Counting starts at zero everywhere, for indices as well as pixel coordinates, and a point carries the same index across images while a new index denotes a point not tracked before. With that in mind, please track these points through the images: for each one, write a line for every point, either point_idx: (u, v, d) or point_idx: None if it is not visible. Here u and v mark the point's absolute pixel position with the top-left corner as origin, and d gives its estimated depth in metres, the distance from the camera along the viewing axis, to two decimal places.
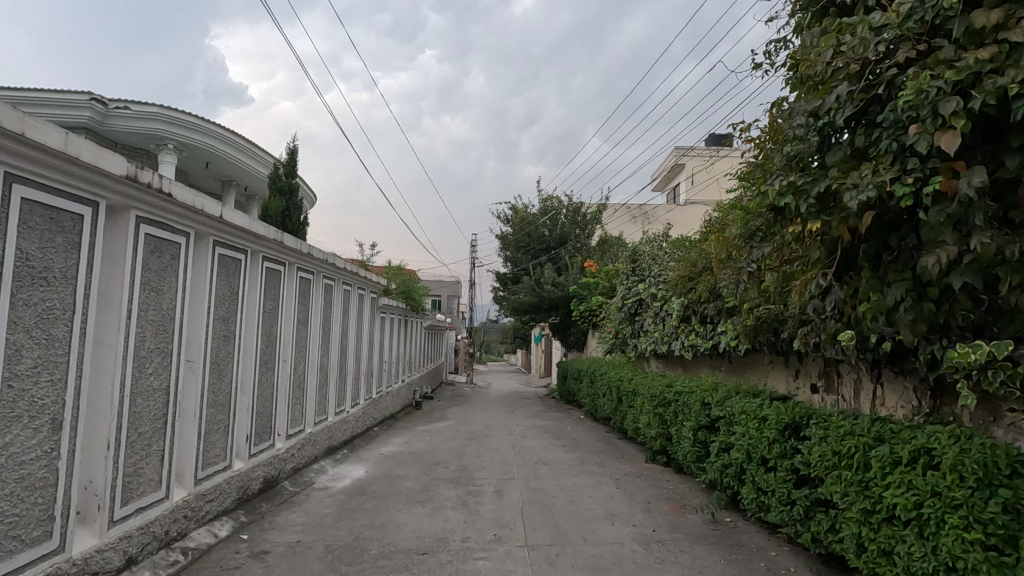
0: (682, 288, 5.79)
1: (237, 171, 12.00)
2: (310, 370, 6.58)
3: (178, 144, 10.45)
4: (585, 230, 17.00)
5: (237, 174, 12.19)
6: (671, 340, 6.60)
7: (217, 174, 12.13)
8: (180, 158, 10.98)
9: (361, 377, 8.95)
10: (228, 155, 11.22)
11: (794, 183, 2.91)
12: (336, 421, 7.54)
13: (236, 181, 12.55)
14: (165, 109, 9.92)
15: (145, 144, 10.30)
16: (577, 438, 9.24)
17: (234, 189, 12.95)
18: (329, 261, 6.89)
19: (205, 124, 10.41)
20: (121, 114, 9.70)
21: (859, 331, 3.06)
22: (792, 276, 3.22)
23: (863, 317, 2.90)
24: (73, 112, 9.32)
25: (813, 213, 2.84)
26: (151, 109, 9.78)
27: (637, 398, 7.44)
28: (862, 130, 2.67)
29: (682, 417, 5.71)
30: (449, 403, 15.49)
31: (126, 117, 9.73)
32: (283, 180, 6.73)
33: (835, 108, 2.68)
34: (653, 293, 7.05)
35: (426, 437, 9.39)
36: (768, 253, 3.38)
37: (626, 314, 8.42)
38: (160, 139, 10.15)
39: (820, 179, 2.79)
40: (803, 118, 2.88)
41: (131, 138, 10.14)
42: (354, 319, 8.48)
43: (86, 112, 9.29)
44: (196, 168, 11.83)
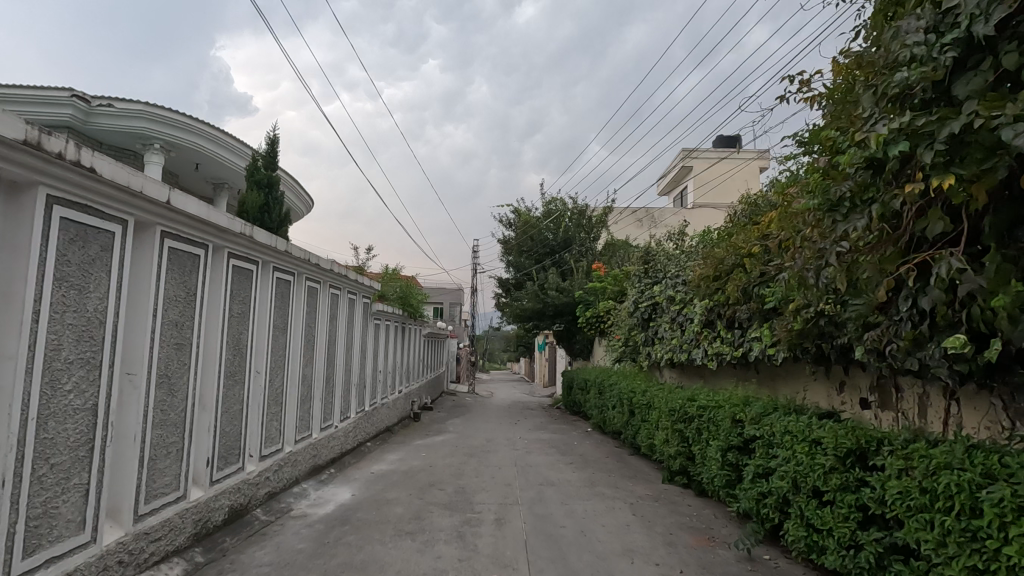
0: (706, 288, 5.13)
1: (230, 173, 11.42)
2: (291, 381, 5.93)
3: (166, 144, 9.88)
4: (590, 234, 16.37)
5: (230, 176, 11.61)
6: (691, 348, 5.96)
7: (209, 176, 11.56)
8: (169, 158, 10.41)
9: (352, 389, 8.29)
10: (219, 157, 10.63)
11: (907, 125, 2.31)
12: (322, 437, 6.87)
13: (228, 183, 11.97)
14: (151, 106, 9.34)
15: (131, 143, 9.73)
16: (586, 455, 8.54)
17: (227, 192, 12.37)
18: (314, 262, 6.21)
19: (195, 125, 9.82)
20: (104, 112, 9.14)
21: (977, 329, 2.42)
22: (885, 263, 2.55)
23: (994, 317, 2.28)
24: (53, 109, 8.76)
25: (940, 167, 2.25)
26: (138, 108, 9.21)
27: (653, 412, 6.80)
28: (1013, 45, 2.13)
29: (709, 435, 5.02)
30: (449, 414, 14.78)
31: (110, 115, 9.17)
32: (262, 173, 6.13)
33: (977, 14, 2.14)
34: (671, 295, 6.41)
35: (422, 453, 8.71)
36: (851, 234, 2.68)
37: (638, 320, 7.77)
38: (147, 140, 9.59)
39: (950, 119, 2.19)
40: (917, 34, 2.36)
41: (117, 138, 9.57)
42: (345, 326, 7.84)
43: (67, 109, 8.74)
44: (186, 169, 11.26)
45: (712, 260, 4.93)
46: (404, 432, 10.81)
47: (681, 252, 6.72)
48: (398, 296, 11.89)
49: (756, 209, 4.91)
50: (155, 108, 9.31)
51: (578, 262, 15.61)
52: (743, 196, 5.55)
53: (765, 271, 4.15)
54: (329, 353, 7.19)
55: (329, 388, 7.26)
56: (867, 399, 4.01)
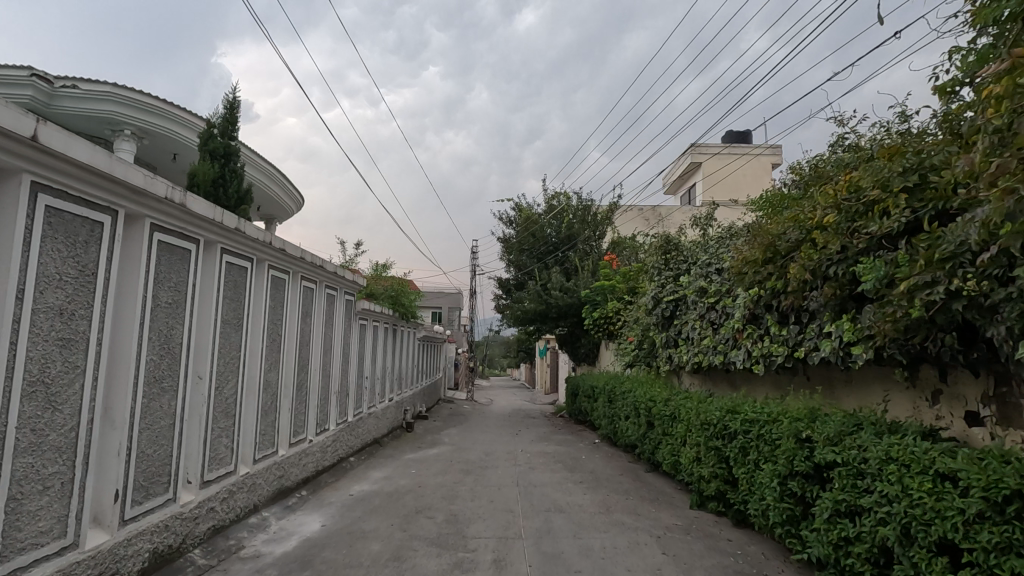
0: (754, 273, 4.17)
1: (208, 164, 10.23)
2: (251, 390, 4.93)
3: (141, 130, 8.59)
4: (596, 231, 15.35)
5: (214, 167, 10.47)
6: (730, 349, 4.98)
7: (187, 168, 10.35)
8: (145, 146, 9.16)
9: (331, 397, 7.28)
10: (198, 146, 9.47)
11: None
12: (292, 455, 5.86)
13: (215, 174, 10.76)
14: (122, 88, 7.99)
15: (103, 129, 8.47)
16: (598, 473, 7.52)
17: None
18: (282, 248, 5.24)
19: (180, 114, 8.55)
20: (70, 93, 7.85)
21: None
22: None
23: None
24: (13, 89, 7.52)
25: None
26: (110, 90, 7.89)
27: (678, 425, 5.81)
28: None
29: (759, 457, 4.04)
30: (445, 423, 13.74)
31: (77, 97, 7.88)
32: (217, 141, 5.16)
33: None
34: (704, 287, 5.44)
35: (412, 470, 7.68)
36: None
37: (659, 319, 6.77)
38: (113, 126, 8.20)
39: None
40: None
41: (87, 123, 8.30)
42: (323, 326, 6.85)
43: (26, 91, 7.49)
44: (167, 158, 10.03)
45: (763, 239, 3.97)
46: (394, 444, 9.77)
47: (713, 239, 5.78)
48: (389, 295, 10.87)
49: (822, 173, 3.94)
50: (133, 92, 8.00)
51: (583, 261, 14.59)
52: (795, 165, 4.58)
53: (847, 246, 3.17)
54: (302, 356, 6.19)
55: (302, 396, 6.26)
56: (977, 414, 3.01)
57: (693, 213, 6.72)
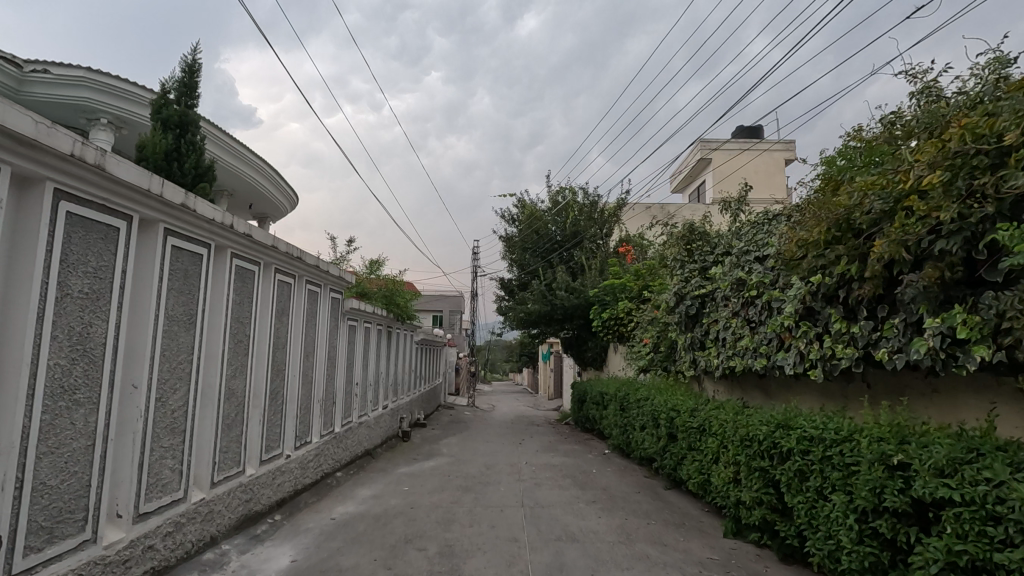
0: (818, 256, 3.43)
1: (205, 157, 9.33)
2: (208, 401, 4.18)
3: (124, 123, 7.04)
4: (604, 228, 14.60)
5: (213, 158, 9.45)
6: (776, 351, 4.20)
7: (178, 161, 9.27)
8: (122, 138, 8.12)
9: (314, 407, 6.51)
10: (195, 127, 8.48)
11: None
12: (264, 474, 5.08)
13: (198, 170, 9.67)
14: (102, 73, 6.43)
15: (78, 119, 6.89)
16: (612, 490, 6.74)
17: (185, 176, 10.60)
18: (250, 233, 4.50)
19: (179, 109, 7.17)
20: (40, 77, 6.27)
21: None
22: None
23: None
24: None
25: None
26: (103, 81, 6.47)
27: (709, 439, 5.02)
28: None
29: (824, 484, 3.27)
30: (444, 432, 12.92)
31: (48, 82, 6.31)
32: (171, 109, 4.41)
33: None
34: (743, 279, 4.67)
35: (405, 487, 6.90)
36: None
37: (683, 318, 6.00)
38: (97, 118, 6.77)
39: None
40: None
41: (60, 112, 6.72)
42: (303, 327, 6.08)
43: None
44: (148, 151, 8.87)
45: (829, 213, 3.23)
46: (388, 457, 8.99)
47: (751, 224, 5.00)
48: (382, 295, 10.09)
49: (904, 132, 3.20)
50: (134, 86, 6.67)
51: (589, 259, 13.83)
52: (854, 129, 3.83)
53: (964, 212, 2.42)
54: (277, 360, 5.43)
55: (278, 406, 5.49)
56: None
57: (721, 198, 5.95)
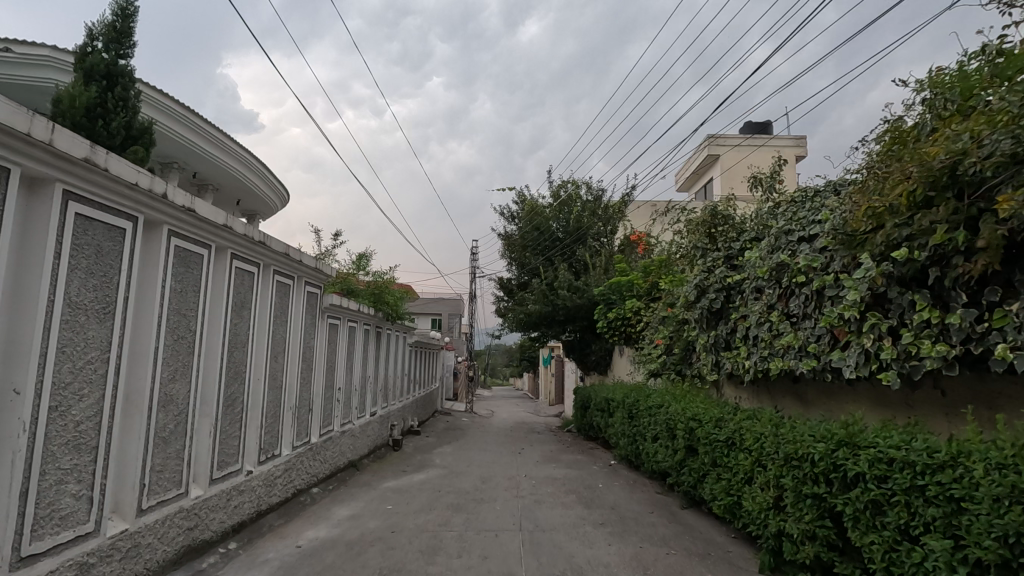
0: (907, 224, 2.72)
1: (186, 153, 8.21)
2: (135, 409, 3.41)
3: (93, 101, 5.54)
4: (608, 225, 13.84)
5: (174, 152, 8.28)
6: (831, 350, 3.42)
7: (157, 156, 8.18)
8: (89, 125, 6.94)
9: (284, 415, 5.73)
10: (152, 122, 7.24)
11: None
12: (216, 495, 4.31)
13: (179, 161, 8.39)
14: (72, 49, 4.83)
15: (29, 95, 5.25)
16: (622, 510, 5.95)
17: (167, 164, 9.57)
18: (193, 207, 3.74)
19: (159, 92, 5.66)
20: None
21: None
22: None
23: None
24: None
25: None
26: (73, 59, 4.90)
27: (740, 454, 4.24)
28: None
29: (911, 521, 2.52)
30: (439, 440, 12.13)
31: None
32: (95, 57, 3.63)
33: None
34: (784, 262, 3.91)
35: (389, 505, 6.12)
36: None
37: (704, 313, 5.23)
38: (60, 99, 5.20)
39: None
40: None
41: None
42: (271, 324, 5.34)
43: None
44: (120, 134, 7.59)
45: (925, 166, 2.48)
46: (374, 469, 8.20)
47: (794, 202, 4.24)
48: (370, 291, 9.29)
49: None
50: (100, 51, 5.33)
51: (594, 257, 13.07)
52: (936, 72, 3.07)
53: None
54: (234, 361, 4.65)
55: (236, 414, 4.71)
56: None
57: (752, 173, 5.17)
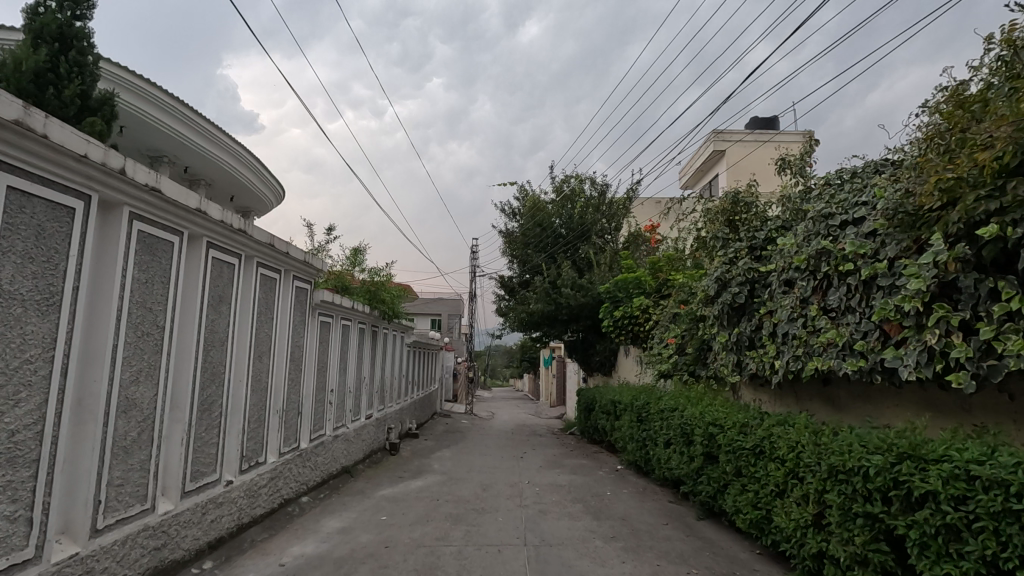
0: (994, 196, 2.35)
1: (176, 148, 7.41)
2: (89, 415, 2.99)
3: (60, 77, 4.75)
4: (612, 221, 13.42)
5: (162, 145, 7.45)
6: (883, 348, 3.02)
7: (141, 148, 7.33)
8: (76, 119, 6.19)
9: (269, 420, 5.31)
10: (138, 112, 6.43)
11: None
12: (189, 509, 3.88)
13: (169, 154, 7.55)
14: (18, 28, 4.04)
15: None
16: (634, 522, 5.52)
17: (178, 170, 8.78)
18: (158, 187, 3.33)
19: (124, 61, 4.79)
20: None
21: None
22: None
23: None
24: None
25: None
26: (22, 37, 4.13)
27: (770, 464, 3.83)
28: None
29: (1001, 552, 2.14)
30: (438, 443, 11.71)
31: None
32: (43, 17, 3.20)
33: None
34: (824, 250, 3.51)
35: (383, 516, 5.70)
36: None
37: (724, 309, 4.82)
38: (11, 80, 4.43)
39: None
40: None
41: None
42: (255, 320, 4.93)
43: None
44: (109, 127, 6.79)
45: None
46: (369, 475, 7.78)
47: (832, 185, 3.85)
48: (365, 289, 8.86)
49: None
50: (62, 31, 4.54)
51: (597, 255, 12.65)
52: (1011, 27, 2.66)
53: None
54: (211, 361, 4.23)
55: (214, 419, 4.29)
56: None
57: (778, 157, 4.76)
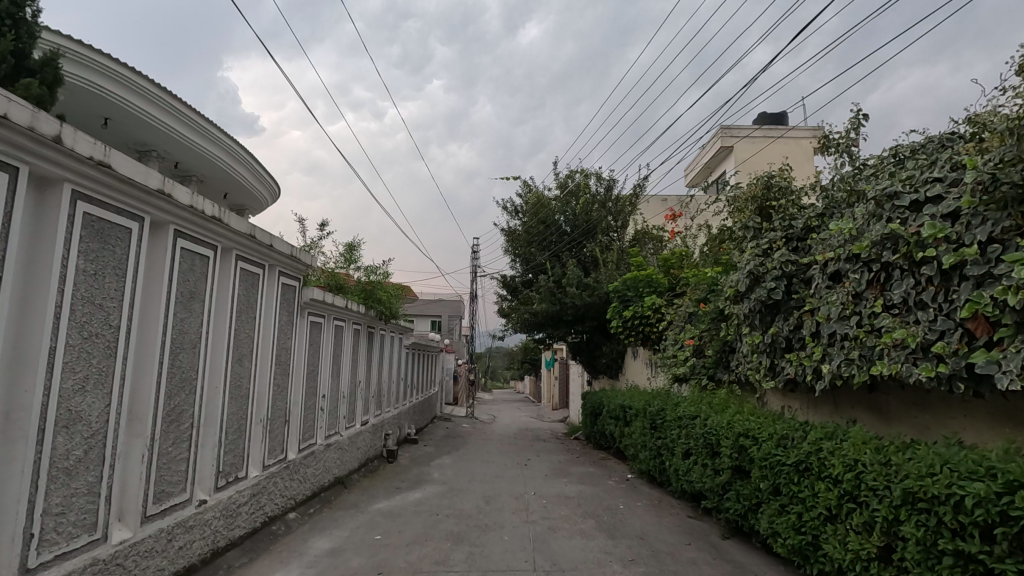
0: None
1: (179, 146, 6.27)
2: (18, 432, 2.50)
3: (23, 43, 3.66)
4: (619, 219, 12.91)
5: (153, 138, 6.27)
6: (970, 350, 2.57)
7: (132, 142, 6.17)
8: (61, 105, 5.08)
9: (251, 430, 4.80)
10: (127, 108, 5.43)
11: None
12: (151, 536, 3.38)
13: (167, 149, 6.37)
14: None
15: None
16: (653, 542, 5.00)
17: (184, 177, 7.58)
18: (110, 162, 2.83)
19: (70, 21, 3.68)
20: None
21: None
22: None
23: None
24: None
25: None
26: None
27: (818, 484, 3.32)
28: None
29: None
30: (438, 449, 11.20)
31: None
32: None
33: None
34: (890, 235, 3.06)
35: (378, 535, 5.18)
36: None
37: (756, 306, 4.32)
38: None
39: None
40: None
41: None
42: (235, 320, 4.43)
43: None
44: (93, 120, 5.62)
45: None
46: (364, 486, 7.27)
47: (894, 166, 3.39)
48: (360, 288, 8.39)
49: None
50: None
51: (604, 253, 12.15)
52: None
53: None
54: (181, 366, 3.73)
55: (184, 432, 3.79)
56: None
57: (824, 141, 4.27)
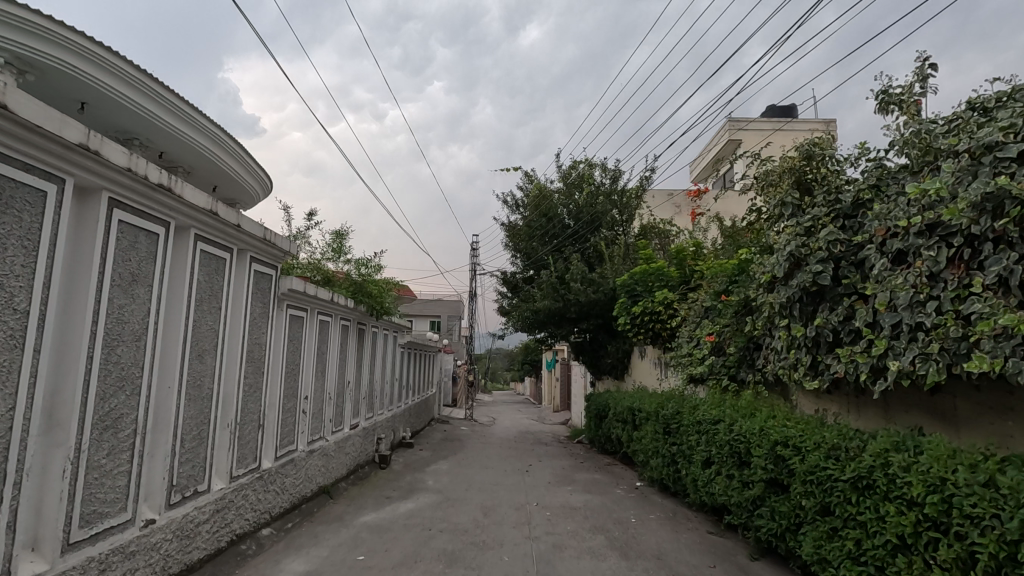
0: None
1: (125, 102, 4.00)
2: None
3: None
4: (624, 212, 12.33)
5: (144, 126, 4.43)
6: None
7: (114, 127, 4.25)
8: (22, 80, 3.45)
9: (215, 436, 4.21)
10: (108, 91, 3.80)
11: None
12: (75, 567, 2.78)
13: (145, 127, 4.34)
14: None
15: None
16: (671, 563, 4.40)
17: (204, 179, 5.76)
18: (16, 104, 2.27)
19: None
20: None
21: None
22: None
23: None
24: None
25: None
26: None
27: (886, 506, 2.72)
28: None
29: None
30: (435, 454, 10.62)
31: None
32: None
33: None
34: (992, 194, 2.57)
35: (361, 555, 4.56)
36: None
37: (796, 294, 3.73)
38: None
39: None
40: None
41: None
42: (194, 310, 3.84)
43: None
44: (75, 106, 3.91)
45: None
46: (351, 496, 6.68)
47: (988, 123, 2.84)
48: (350, 283, 7.83)
49: None
50: None
51: (608, 248, 11.56)
52: None
53: None
54: (120, 363, 3.13)
55: (124, 440, 3.19)
56: None
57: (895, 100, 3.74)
